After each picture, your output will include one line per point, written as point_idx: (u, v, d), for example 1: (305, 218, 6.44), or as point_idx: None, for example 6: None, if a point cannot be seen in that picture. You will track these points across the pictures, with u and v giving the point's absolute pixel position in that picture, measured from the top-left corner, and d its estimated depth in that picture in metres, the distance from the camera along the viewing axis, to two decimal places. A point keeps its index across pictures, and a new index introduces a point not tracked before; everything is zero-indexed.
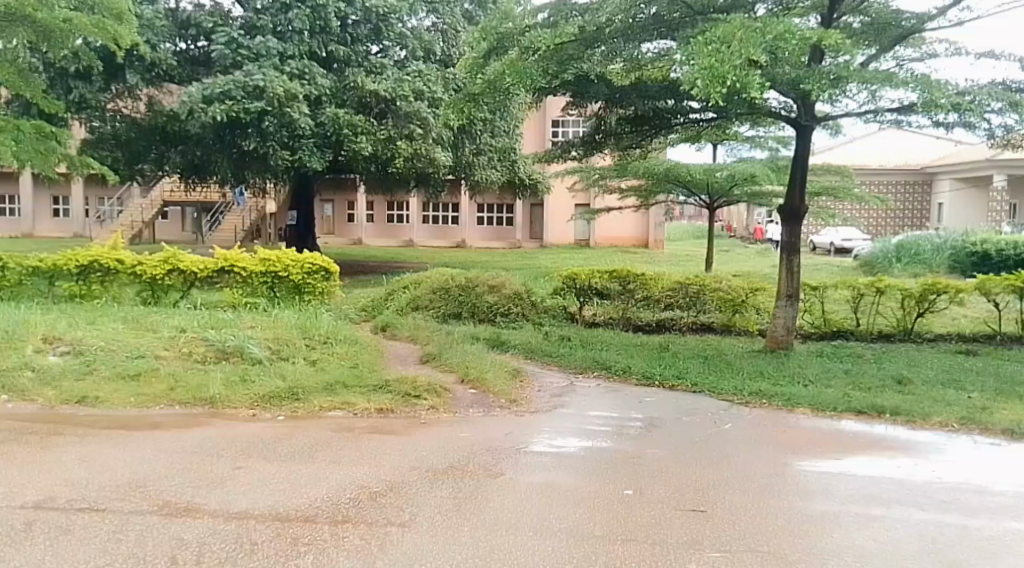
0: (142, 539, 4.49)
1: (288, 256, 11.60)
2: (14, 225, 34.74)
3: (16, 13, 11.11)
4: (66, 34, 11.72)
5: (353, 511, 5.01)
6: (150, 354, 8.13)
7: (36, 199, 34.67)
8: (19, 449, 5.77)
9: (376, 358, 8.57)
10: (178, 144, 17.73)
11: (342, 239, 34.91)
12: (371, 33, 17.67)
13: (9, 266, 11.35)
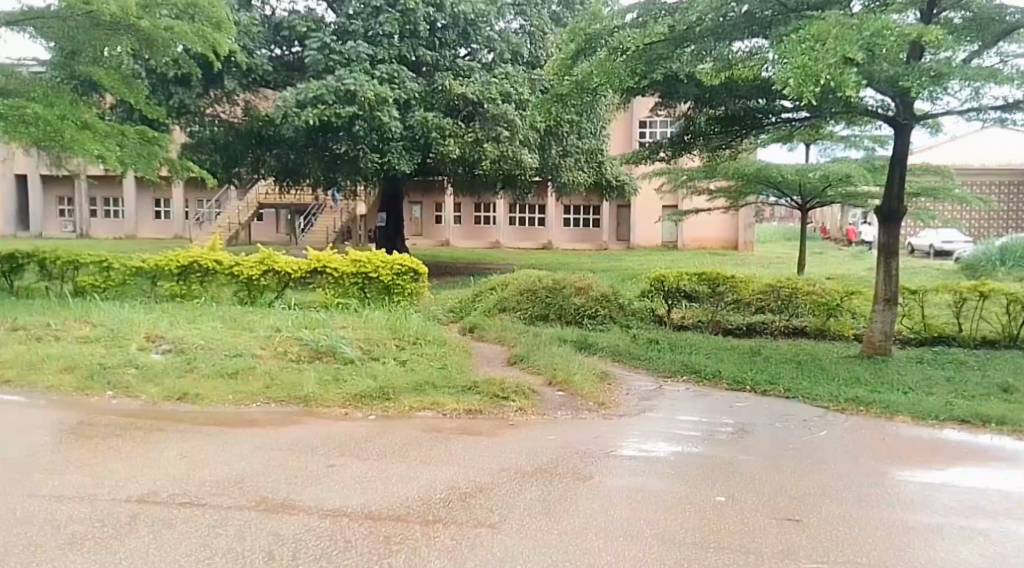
0: (240, 534, 4.61)
1: (378, 258, 11.84)
2: (118, 227, 36.53)
3: (121, 22, 11.67)
4: (167, 42, 12.26)
5: (444, 511, 5.03)
6: (247, 352, 8.39)
7: (138, 202, 36.39)
8: (127, 441, 6.02)
9: (464, 359, 8.63)
10: (272, 148, 18.35)
11: (429, 240, 35.63)
12: (459, 37, 17.87)
13: (114, 266, 11.91)
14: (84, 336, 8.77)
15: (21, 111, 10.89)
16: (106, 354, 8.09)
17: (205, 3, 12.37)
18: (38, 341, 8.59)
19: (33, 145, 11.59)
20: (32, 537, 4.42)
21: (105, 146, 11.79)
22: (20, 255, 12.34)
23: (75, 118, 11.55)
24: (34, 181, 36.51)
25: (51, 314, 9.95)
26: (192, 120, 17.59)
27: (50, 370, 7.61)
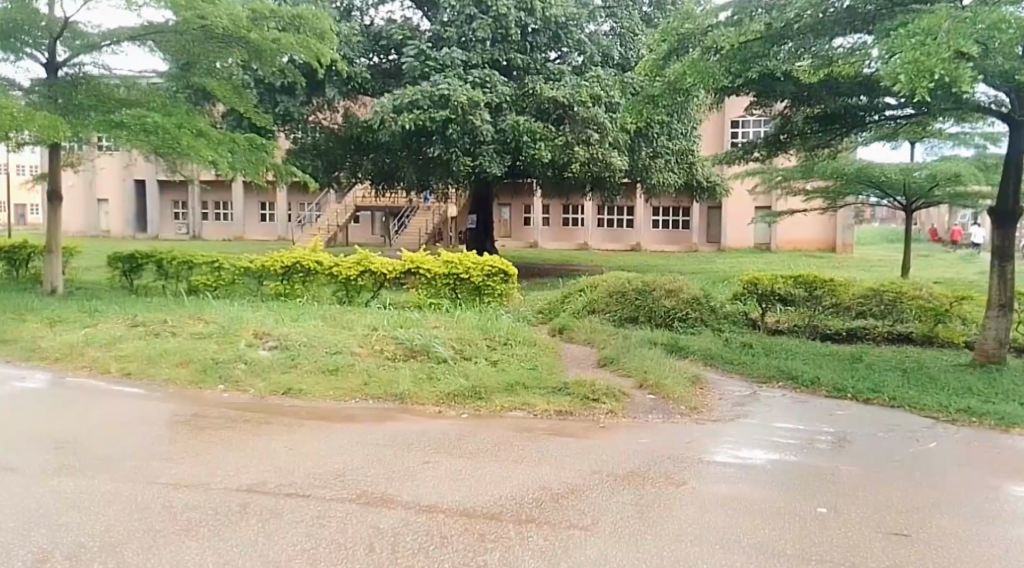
0: (343, 526, 4.78)
1: (469, 259, 12.05)
2: (227, 229, 38.27)
3: (232, 34, 12.30)
4: (275, 52, 12.89)
5: (537, 511, 5.10)
6: (346, 350, 8.66)
7: (245, 205, 38.00)
8: (236, 433, 6.32)
9: (554, 360, 8.69)
10: (370, 152, 18.93)
11: (517, 242, 35.90)
12: (550, 40, 18.00)
13: (224, 266, 12.53)
14: (198, 332, 9.25)
15: (143, 120, 11.65)
16: (218, 350, 8.53)
17: (309, 15, 13.05)
18: (156, 336, 9.11)
19: (152, 153, 12.31)
20: (152, 521, 4.67)
21: (217, 152, 12.42)
22: (141, 257, 13.31)
23: (190, 126, 12.24)
24: (151, 185, 38.53)
25: (167, 311, 10.55)
26: (294, 127, 18.31)
27: (168, 364, 8.06)
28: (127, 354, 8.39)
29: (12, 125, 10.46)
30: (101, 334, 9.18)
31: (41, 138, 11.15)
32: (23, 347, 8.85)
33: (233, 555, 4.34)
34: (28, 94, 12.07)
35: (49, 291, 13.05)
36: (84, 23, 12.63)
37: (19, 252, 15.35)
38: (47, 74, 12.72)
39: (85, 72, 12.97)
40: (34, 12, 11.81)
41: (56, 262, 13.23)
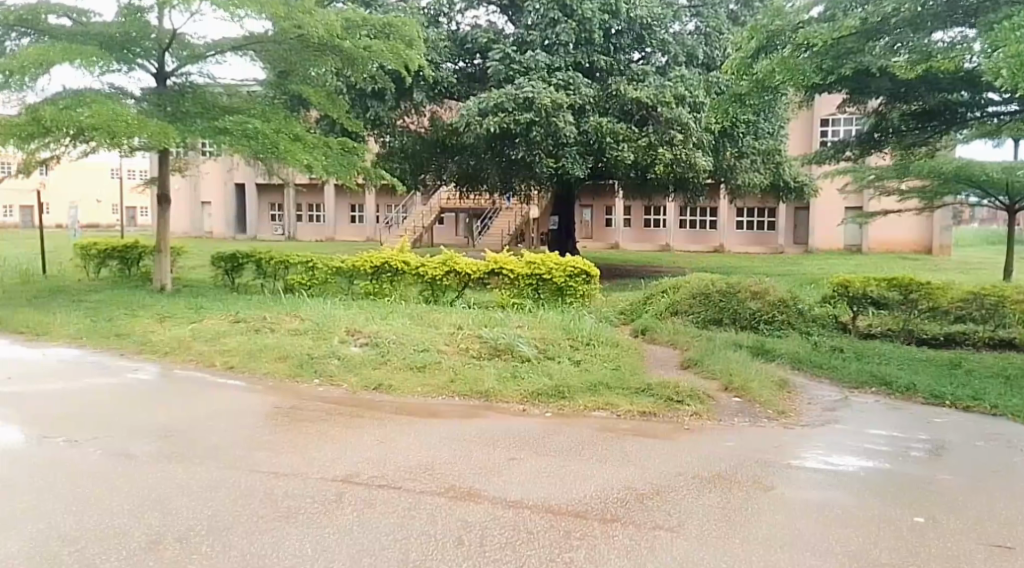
0: (432, 518, 4.91)
1: (552, 259, 12.12)
2: (319, 229, 39.57)
3: (326, 44, 12.86)
4: (366, 60, 13.32)
5: (622, 511, 5.12)
6: (433, 348, 8.88)
7: (336, 207, 39.13)
8: (331, 426, 6.57)
9: (638, 361, 8.69)
10: (456, 155, 19.33)
11: (598, 243, 35.83)
12: (634, 41, 17.96)
13: (318, 266, 13.01)
14: (294, 329, 9.62)
15: (244, 127, 12.24)
16: (312, 346, 8.87)
17: (399, 23, 13.52)
18: (256, 332, 9.53)
19: (252, 158, 12.89)
20: (254, 506, 4.88)
21: (312, 156, 12.89)
22: (242, 256, 13.97)
23: (287, 131, 12.80)
24: (251, 190, 40.03)
25: (265, 309, 11.02)
26: (383, 132, 18.81)
27: (267, 359, 8.42)
28: (229, 348, 8.81)
29: (126, 132, 11.12)
30: (206, 329, 9.67)
31: (152, 144, 11.81)
32: (137, 341, 9.40)
33: (331, 543, 4.49)
34: (139, 103, 12.66)
35: (158, 288, 13.74)
36: (190, 34, 13.33)
37: (131, 252, 16.29)
38: (156, 83, 13.42)
39: (191, 81, 13.78)
40: (146, 25, 12.45)
41: (165, 260, 13.96)
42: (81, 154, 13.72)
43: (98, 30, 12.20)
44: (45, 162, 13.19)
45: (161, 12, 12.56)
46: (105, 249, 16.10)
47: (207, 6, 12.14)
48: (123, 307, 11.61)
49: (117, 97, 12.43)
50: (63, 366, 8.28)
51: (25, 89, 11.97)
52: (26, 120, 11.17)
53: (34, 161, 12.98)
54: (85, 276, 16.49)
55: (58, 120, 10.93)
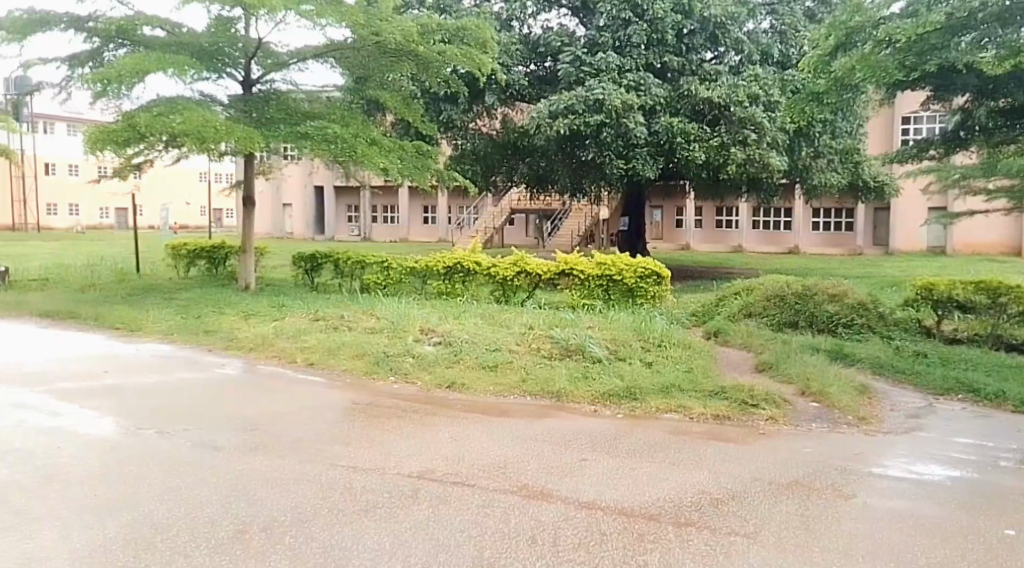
0: (506, 516, 4.95)
1: (622, 261, 12.08)
2: (393, 231, 40.38)
3: (403, 49, 13.25)
4: (440, 64, 13.60)
5: (696, 516, 5.07)
6: (505, 347, 8.98)
7: (410, 208, 39.83)
8: (406, 423, 6.72)
9: (710, 364, 8.61)
10: (527, 156, 19.48)
11: (668, 244, 35.51)
12: (707, 41, 17.75)
13: (392, 266, 13.29)
14: (371, 327, 9.85)
15: (325, 131, 12.62)
16: (388, 344, 9.07)
17: (472, 26, 13.76)
18: (335, 330, 9.79)
19: (331, 161, 13.25)
20: (335, 499, 5.00)
21: (388, 159, 13.17)
22: (321, 257, 14.36)
23: (365, 136, 13.12)
24: (329, 192, 41.05)
25: (343, 307, 11.32)
26: (455, 135, 19.04)
27: (345, 356, 8.65)
28: (310, 345, 9.07)
29: (214, 137, 11.59)
30: (288, 327, 9.99)
31: (238, 149, 12.27)
32: (224, 337, 9.77)
33: (408, 536, 4.53)
34: (227, 110, 13.16)
35: (243, 288, 14.23)
36: (274, 43, 13.79)
37: (218, 252, 16.91)
38: (243, 90, 13.95)
39: (275, 88, 14.25)
40: (235, 35, 12.93)
41: (249, 260, 14.44)
42: (173, 159, 14.34)
43: (190, 39, 12.70)
44: (140, 167, 13.84)
45: (248, 22, 13.01)
46: (194, 249, 16.77)
47: (292, 15, 12.56)
48: (211, 304, 12.08)
49: (206, 104, 12.95)
50: (156, 361, 8.68)
51: (122, 98, 12.59)
52: (122, 126, 11.75)
53: (130, 166, 13.62)
54: (176, 275, 17.21)
55: (152, 126, 11.45)
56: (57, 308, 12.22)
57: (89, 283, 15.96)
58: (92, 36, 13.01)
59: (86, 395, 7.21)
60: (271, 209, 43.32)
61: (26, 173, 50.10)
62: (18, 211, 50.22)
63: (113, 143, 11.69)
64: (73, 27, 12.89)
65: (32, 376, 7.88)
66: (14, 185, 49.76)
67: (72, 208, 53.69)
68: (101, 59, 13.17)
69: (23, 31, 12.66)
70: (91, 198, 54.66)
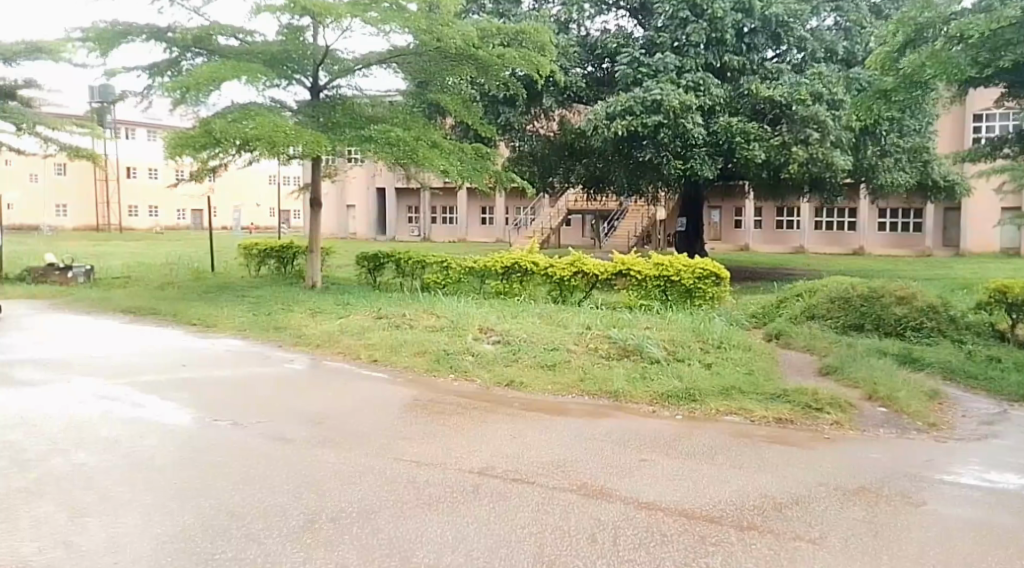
0: (567, 514, 4.93)
1: (680, 262, 12.01)
2: (452, 231, 40.76)
3: (463, 53, 13.41)
4: (500, 67, 13.77)
5: (760, 519, 4.99)
6: (563, 347, 9.00)
7: (468, 209, 40.18)
8: (467, 420, 6.79)
9: (772, 366, 8.48)
10: (584, 157, 19.50)
11: (727, 245, 35.04)
12: (769, 39, 17.51)
13: (451, 266, 13.44)
14: (432, 325, 9.97)
15: (388, 135, 12.85)
16: (448, 342, 9.18)
17: (532, 30, 13.90)
18: (397, 328, 9.95)
19: (393, 164, 13.46)
20: (400, 493, 5.09)
21: (448, 161, 13.34)
22: (383, 256, 14.61)
23: (426, 139, 13.31)
24: (390, 194, 41.50)
25: (404, 305, 11.50)
26: (513, 136, 19.16)
27: (407, 353, 8.79)
28: (373, 343, 9.23)
29: (284, 142, 11.90)
30: (353, 325, 10.19)
31: (305, 153, 12.58)
32: (291, 334, 10.03)
33: (470, 531, 4.55)
34: (295, 115, 13.51)
35: (309, 286, 14.55)
36: (341, 50, 14.05)
37: (287, 252, 17.28)
38: (311, 96, 14.28)
39: (341, 93, 14.53)
40: (304, 43, 13.22)
41: (316, 259, 14.77)
42: (245, 162, 14.77)
43: (262, 48, 13.06)
44: (214, 171, 14.29)
45: (316, 30, 13.30)
46: (265, 248, 17.27)
47: (357, 23, 12.81)
48: (279, 302, 12.41)
49: (277, 110, 13.31)
50: (227, 355, 8.96)
51: (199, 104, 13.04)
52: (199, 132, 12.17)
53: (205, 170, 14.10)
54: (247, 273, 17.73)
55: (226, 131, 11.83)
56: (138, 304, 12.73)
57: (167, 281, 16.57)
58: (171, 45, 13.48)
59: (162, 388, 7.48)
60: (335, 210, 44.08)
61: (109, 177, 52.06)
62: (101, 211, 52.32)
63: (191, 148, 12.12)
64: (154, 38, 13.37)
65: (113, 369, 8.21)
66: (98, 187, 51.83)
67: (152, 209, 55.33)
68: (179, 68, 13.57)
69: (108, 42, 13.18)
70: (169, 200, 56.35)
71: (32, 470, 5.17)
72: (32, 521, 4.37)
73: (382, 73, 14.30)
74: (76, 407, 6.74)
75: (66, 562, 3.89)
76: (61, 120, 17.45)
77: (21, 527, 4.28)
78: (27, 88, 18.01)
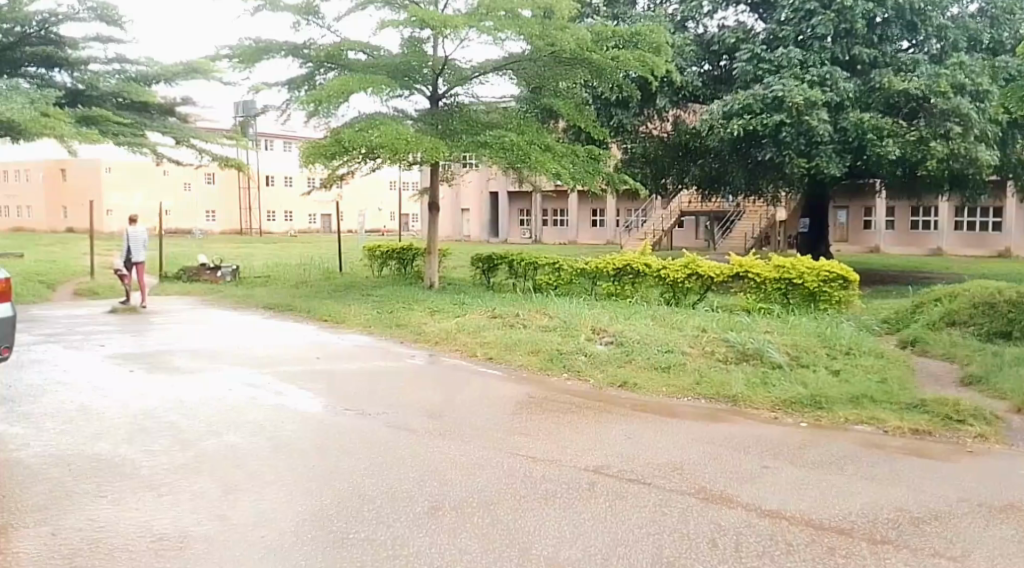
0: (685, 518, 4.76)
1: (803, 264, 11.54)
2: (564, 235, 40.81)
3: (576, 56, 13.40)
4: (614, 69, 13.68)
5: (894, 534, 4.62)
6: (677, 349, 8.78)
7: (580, 213, 40.25)
8: (582, 419, 6.72)
9: (906, 375, 7.99)
10: (700, 158, 19.28)
11: (856, 247, 33.47)
12: (904, 29, 16.67)
13: (563, 267, 13.41)
14: (544, 326, 9.97)
15: (502, 140, 12.97)
16: (561, 342, 9.15)
17: (647, 31, 13.79)
18: (512, 327, 10.02)
19: (508, 168, 13.58)
20: (518, 486, 5.09)
21: (560, 165, 13.32)
22: (497, 258, 14.77)
23: (539, 142, 13.36)
24: (503, 198, 42.31)
25: (517, 306, 11.56)
26: (625, 139, 18.97)
27: (521, 352, 8.84)
28: (489, 341, 9.34)
29: (406, 148, 12.23)
30: (469, 323, 10.33)
31: (425, 159, 12.87)
32: (411, 331, 10.28)
33: (588, 528, 4.48)
34: (416, 123, 13.86)
35: (427, 286, 14.90)
36: (459, 59, 14.23)
37: (407, 254, 17.70)
38: (430, 105, 14.60)
39: (459, 101, 14.78)
40: (424, 53, 13.51)
41: (433, 260, 15.08)
42: (370, 169, 15.31)
43: (387, 61, 13.46)
44: (343, 178, 14.86)
45: (436, 41, 13.58)
46: (387, 251, 17.82)
47: (475, 32, 13.01)
48: (401, 300, 12.77)
49: (399, 119, 13.68)
50: (355, 350, 9.28)
51: (330, 116, 13.59)
52: (330, 141, 12.69)
53: (335, 178, 14.67)
54: (371, 274, 18.39)
55: (353, 140, 12.28)
56: (274, 302, 13.39)
57: (300, 280, 17.35)
58: (307, 61, 14.11)
59: (299, 377, 7.83)
60: (450, 215, 44.92)
61: (251, 184, 55.14)
62: (244, 217, 55.67)
63: (322, 157, 12.68)
64: (292, 54, 14.05)
65: (257, 359, 8.68)
66: (240, 195, 55.11)
67: (288, 215, 58.02)
68: (313, 82, 14.20)
69: (251, 59, 13.94)
70: (302, 206, 59.05)
71: (190, 449, 5.50)
72: (191, 495, 4.63)
73: (499, 80, 14.46)
74: (225, 392, 7.17)
75: (221, 534, 4.09)
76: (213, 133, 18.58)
77: (181, 500, 4.53)
78: (184, 105, 19.29)
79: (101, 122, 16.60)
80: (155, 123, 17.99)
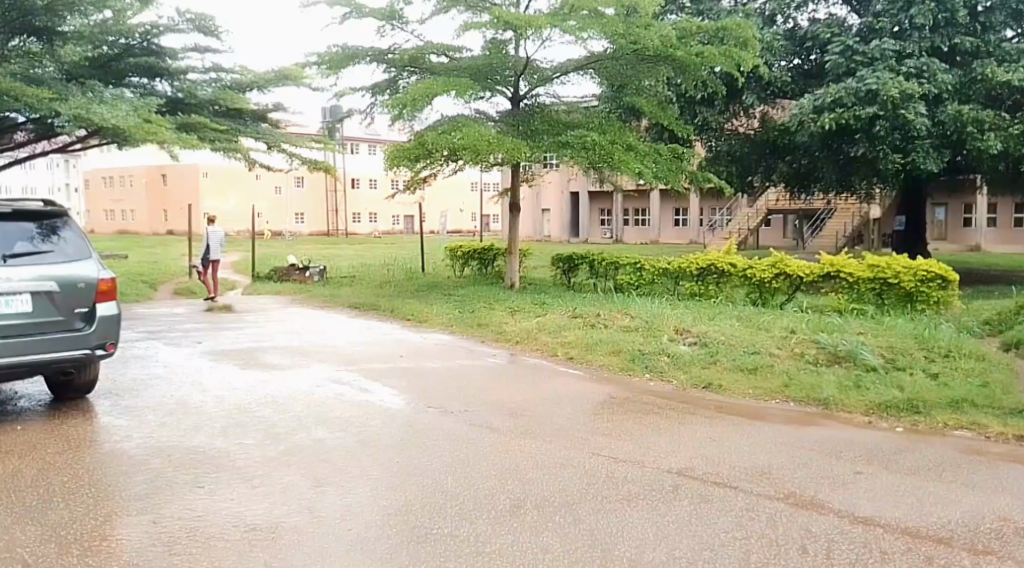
0: (772, 522, 4.62)
1: (899, 263, 11.09)
2: (646, 234, 40.31)
3: (660, 54, 13.25)
4: (698, 66, 13.47)
5: (997, 544, 4.37)
6: (764, 351, 8.55)
7: (662, 212, 39.73)
8: (665, 420, 6.62)
9: (1011, 378, 7.56)
10: (787, 154, 18.63)
11: (955, 246, 31.80)
12: (1009, 17, 15.88)
13: (645, 267, 13.22)
14: (626, 326, 9.86)
15: (583, 139, 12.93)
16: (644, 342, 9.03)
17: (733, 25, 13.51)
18: (593, 327, 9.95)
19: (589, 168, 13.51)
20: (599, 486, 5.05)
21: (643, 164, 13.13)
22: (578, 257, 14.69)
23: (621, 141, 13.24)
24: (583, 198, 42.10)
25: (598, 306, 11.48)
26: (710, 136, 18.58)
27: (603, 352, 8.77)
28: (570, 341, 9.31)
29: (488, 149, 12.33)
30: (549, 323, 10.30)
31: (506, 159, 12.92)
32: (492, 331, 10.33)
33: (671, 531, 4.40)
34: (498, 124, 13.93)
35: (508, 285, 14.96)
36: (539, 60, 14.18)
37: (488, 254, 17.79)
38: (512, 106, 14.65)
39: (540, 101, 14.82)
40: (506, 55, 13.58)
41: (514, 260, 15.12)
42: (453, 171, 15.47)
43: (469, 63, 13.61)
44: (425, 180, 15.08)
45: (518, 42, 13.62)
46: (468, 251, 17.97)
47: (556, 32, 13.04)
48: (482, 300, 12.85)
49: (480, 120, 13.78)
50: (437, 349, 9.40)
51: (413, 119, 13.79)
52: (413, 144, 12.88)
53: (418, 181, 14.90)
54: (453, 273, 18.60)
55: (436, 142, 12.44)
56: (359, 301, 13.69)
57: (385, 280, 17.67)
58: (390, 66, 14.39)
59: (384, 375, 7.98)
60: (530, 215, 44.96)
61: (338, 188, 56.68)
62: (331, 219, 57.20)
63: (407, 159, 12.91)
64: (377, 60, 14.35)
65: (342, 358, 8.87)
66: (328, 198, 56.81)
67: (373, 216, 59.29)
68: (397, 86, 14.46)
69: (338, 64, 14.29)
70: (386, 208, 60.27)
71: (281, 442, 5.68)
72: (282, 486, 4.79)
73: (580, 80, 14.41)
74: (314, 388, 7.37)
75: (309, 524, 4.21)
76: (302, 138, 19.13)
77: (271, 492, 4.68)
78: (275, 111, 20.03)
79: (199, 128, 17.32)
80: (248, 129, 18.70)
